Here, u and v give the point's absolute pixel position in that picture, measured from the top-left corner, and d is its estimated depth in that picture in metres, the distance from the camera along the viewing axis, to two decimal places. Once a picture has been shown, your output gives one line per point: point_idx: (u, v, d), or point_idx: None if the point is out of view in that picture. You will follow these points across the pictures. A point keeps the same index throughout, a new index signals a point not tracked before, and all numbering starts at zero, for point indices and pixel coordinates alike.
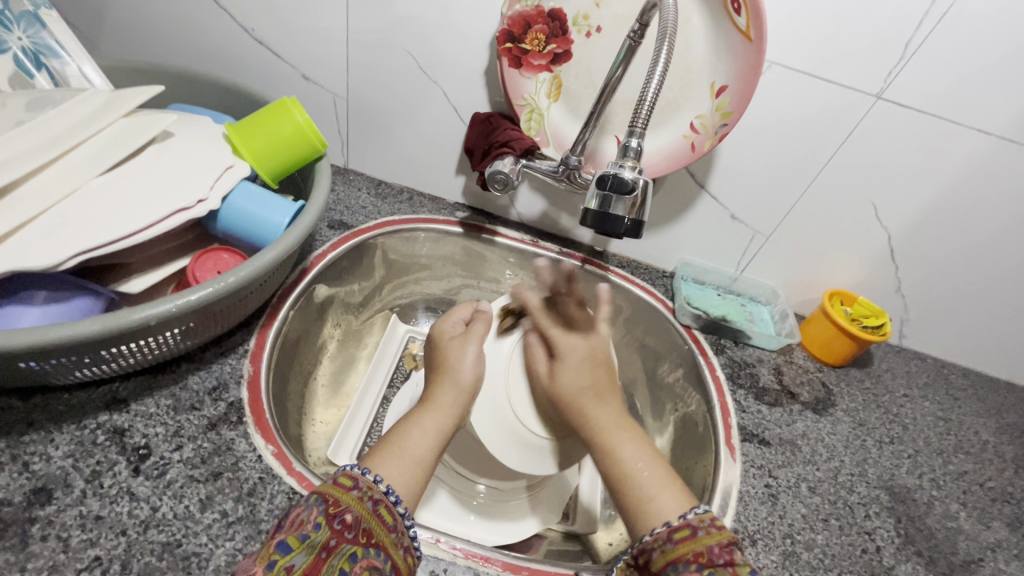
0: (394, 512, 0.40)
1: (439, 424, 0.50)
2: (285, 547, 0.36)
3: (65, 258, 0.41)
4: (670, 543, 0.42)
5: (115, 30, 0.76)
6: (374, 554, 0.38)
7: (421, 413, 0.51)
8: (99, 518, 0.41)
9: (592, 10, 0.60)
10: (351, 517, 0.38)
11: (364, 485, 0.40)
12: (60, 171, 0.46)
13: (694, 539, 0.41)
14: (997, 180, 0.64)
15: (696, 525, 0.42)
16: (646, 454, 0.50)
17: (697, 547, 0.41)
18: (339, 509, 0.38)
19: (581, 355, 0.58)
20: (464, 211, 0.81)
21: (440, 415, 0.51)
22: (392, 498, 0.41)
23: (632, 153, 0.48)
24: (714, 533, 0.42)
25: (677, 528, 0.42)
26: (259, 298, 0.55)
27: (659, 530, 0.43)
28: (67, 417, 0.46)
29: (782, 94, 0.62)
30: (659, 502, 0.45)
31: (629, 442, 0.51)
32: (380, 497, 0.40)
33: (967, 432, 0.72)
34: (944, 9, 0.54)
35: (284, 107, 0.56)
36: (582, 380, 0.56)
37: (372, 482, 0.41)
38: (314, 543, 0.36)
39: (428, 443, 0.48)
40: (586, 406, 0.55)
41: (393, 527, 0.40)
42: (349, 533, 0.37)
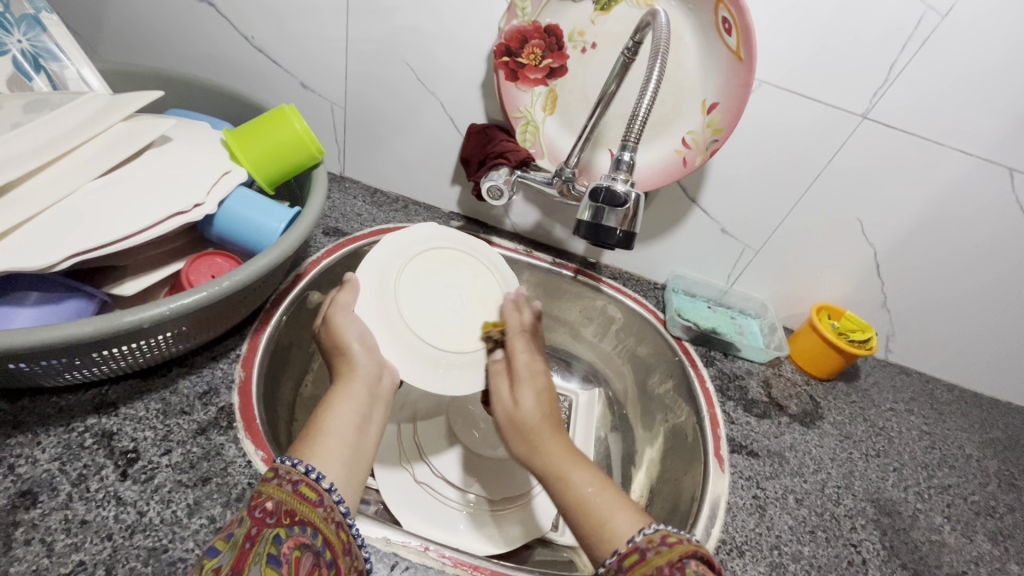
0: (318, 489, 0.40)
1: (348, 399, 0.50)
2: (210, 550, 0.35)
3: (60, 259, 0.41)
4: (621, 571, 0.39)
5: (115, 34, 0.77)
6: (301, 531, 0.37)
7: (335, 392, 0.51)
8: (84, 523, 0.41)
9: (587, 26, 0.62)
10: (270, 504, 0.38)
11: (283, 471, 0.40)
12: (57, 173, 0.46)
13: (642, 563, 0.39)
14: (977, 200, 0.66)
15: (644, 548, 0.40)
16: (600, 480, 0.48)
17: (646, 570, 0.38)
18: (259, 500, 0.38)
19: (542, 385, 0.58)
20: (458, 221, 0.82)
21: (348, 391, 0.51)
22: (314, 475, 0.41)
23: (624, 166, 0.49)
24: (664, 553, 0.39)
25: (625, 555, 0.40)
26: (251, 303, 0.55)
27: (610, 560, 0.41)
28: (55, 420, 0.46)
29: (771, 112, 0.63)
30: (614, 524, 0.43)
31: (579, 472, 0.48)
32: (300, 478, 0.40)
33: (951, 446, 0.74)
34: (926, 34, 0.56)
35: (283, 114, 0.57)
36: (543, 409, 0.55)
37: (291, 466, 0.41)
38: (237, 538, 0.36)
39: (351, 419, 0.49)
40: (542, 431, 0.53)
41: (319, 502, 0.40)
42: (269, 519, 0.37)
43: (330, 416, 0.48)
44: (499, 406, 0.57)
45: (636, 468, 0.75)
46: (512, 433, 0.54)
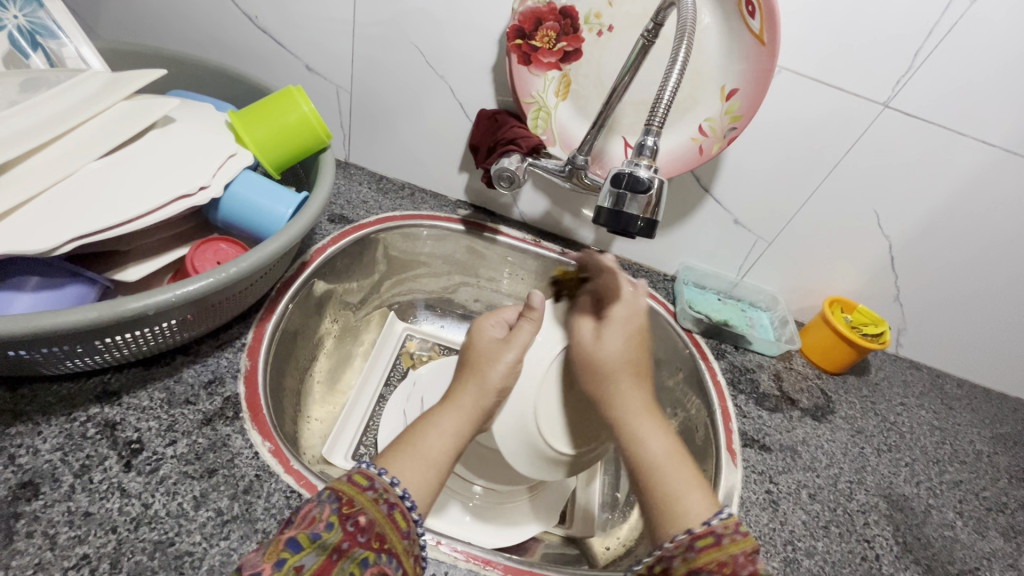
0: (408, 518, 0.39)
1: (457, 428, 0.48)
2: (295, 545, 0.34)
3: (60, 242, 0.40)
4: (692, 551, 0.39)
5: (113, 13, 0.74)
6: (386, 560, 0.36)
7: (438, 413, 0.49)
8: (87, 515, 0.40)
9: (604, 8, 0.60)
10: (365, 519, 0.37)
11: (380, 486, 0.39)
12: (56, 153, 0.44)
13: (717, 547, 0.39)
14: (997, 192, 0.65)
15: (721, 532, 0.39)
16: (672, 445, 0.48)
17: (720, 556, 0.38)
18: (353, 510, 0.37)
19: (631, 326, 0.56)
20: (466, 209, 0.80)
21: (458, 419, 0.49)
22: (408, 503, 0.40)
23: (648, 151, 0.47)
24: (739, 541, 0.39)
25: (699, 535, 0.39)
26: (257, 290, 0.54)
27: (680, 538, 0.40)
28: (56, 409, 0.45)
29: (791, 99, 0.62)
30: (688, 502, 0.43)
31: (652, 434, 0.48)
32: (396, 502, 0.39)
33: (961, 442, 0.73)
34: (954, 20, 0.54)
35: (290, 96, 0.55)
36: (627, 354, 0.54)
37: (388, 484, 0.40)
38: (326, 544, 0.35)
39: (447, 447, 0.47)
40: (618, 379, 0.52)
41: (405, 533, 0.39)
42: (362, 536, 0.36)
43: (433, 438, 0.47)
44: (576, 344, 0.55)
45: None
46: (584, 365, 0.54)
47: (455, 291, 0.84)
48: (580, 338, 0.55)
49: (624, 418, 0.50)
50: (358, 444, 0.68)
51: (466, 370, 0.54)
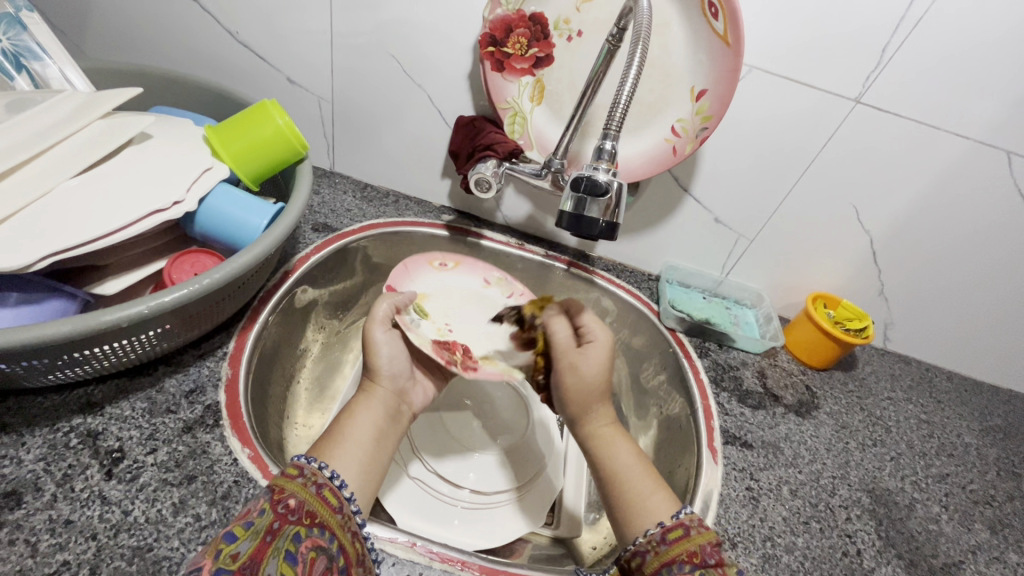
0: (339, 495, 0.41)
1: (370, 413, 0.50)
2: (230, 536, 0.35)
3: (36, 259, 0.41)
4: (664, 543, 0.43)
5: (100, 33, 0.76)
6: (319, 534, 0.38)
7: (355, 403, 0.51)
8: (68, 523, 0.41)
9: (572, 14, 0.61)
10: (295, 501, 0.38)
11: (308, 471, 0.41)
12: (36, 172, 0.46)
13: (687, 538, 0.43)
14: (974, 184, 0.64)
15: (688, 525, 0.44)
16: (639, 458, 0.51)
17: (691, 547, 0.42)
18: (283, 495, 0.38)
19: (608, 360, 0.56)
20: (450, 214, 0.81)
21: (369, 404, 0.51)
22: (338, 482, 0.41)
23: (606, 155, 0.49)
24: (705, 533, 0.44)
25: (670, 529, 0.44)
26: (236, 300, 0.55)
27: (653, 531, 0.44)
28: (39, 420, 0.46)
29: (762, 97, 0.62)
30: (649, 504, 0.47)
31: (618, 450, 0.52)
32: (324, 481, 0.41)
33: (950, 435, 0.73)
34: (919, 15, 0.55)
35: (265, 110, 0.56)
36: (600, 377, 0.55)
37: (317, 468, 0.41)
38: (258, 529, 0.36)
39: (372, 428, 0.49)
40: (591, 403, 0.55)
41: (339, 509, 0.40)
42: (292, 515, 0.37)
43: (351, 425, 0.48)
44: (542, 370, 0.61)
45: None
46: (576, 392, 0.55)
47: None
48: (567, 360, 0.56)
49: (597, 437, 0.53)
50: None
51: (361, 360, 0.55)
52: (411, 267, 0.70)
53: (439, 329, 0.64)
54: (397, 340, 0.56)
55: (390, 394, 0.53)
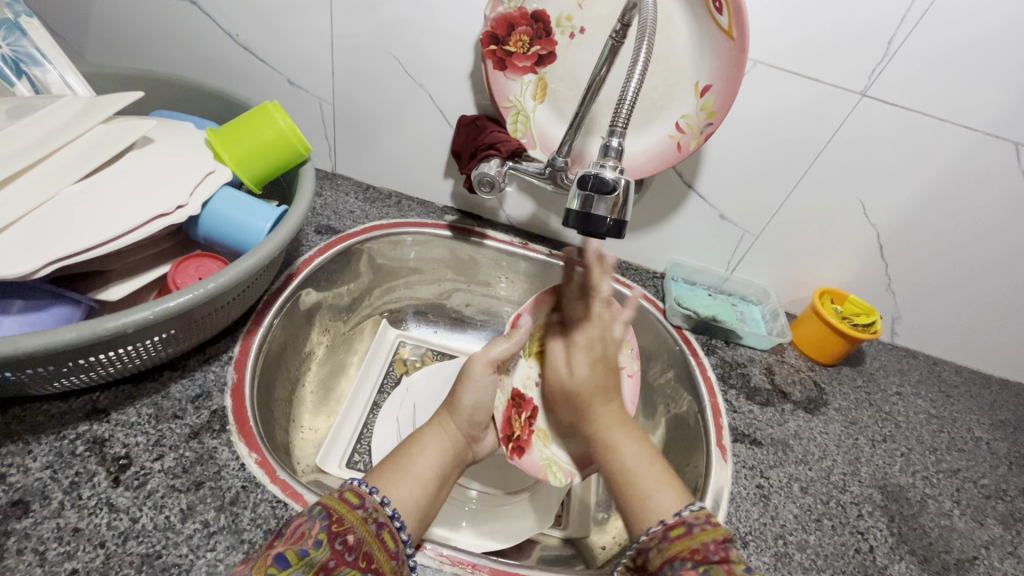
0: (397, 539, 0.41)
1: (439, 445, 0.51)
2: (283, 561, 0.35)
3: (40, 265, 0.41)
4: (665, 541, 0.42)
5: (99, 37, 0.76)
6: None
7: (424, 436, 0.51)
8: (76, 531, 0.41)
9: (575, 11, 0.60)
10: (352, 538, 0.38)
11: (370, 506, 0.40)
12: (37, 178, 0.46)
13: (689, 536, 0.42)
14: (982, 175, 0.64)
15: (691, 522, 0.42)
16: (645, 454, 0.51)
17: (693, 543, 0.41)
18: (342, 529, 0.38)
19: (602, 355, 0.61)
20: (453, 215, 0.80)
21: (439, 439, 0.51)
22: (398, 523, 0.41)
23: (613, 152, 0.48)
24: (709, 530, 0.42)
25: (671, 526, 0.43)
26: (241, 304, 0.54)
27: (653, 530, 0.43)
28: (46, 428, 0.46)
29: (767, 91, 0.62)
30: (655, 499, 0.46)
31: (624, 441, 0.52)
32: (384, 521, 0.40)
33: (960, 429, 0.72)
34: (925, 6, 0.54)
35: (267, 111, 0.56)
36: (597, 378, 0.59)
37: (378, 503, 0.41)
38: (314, 561, 0.36)
39: (436, 468, 0.49)
40: (593, 400, 0.58)
41: (393, 554, 0.40)
42: (349, 555, 0.37)
43: (418, 459, 0.48)
44: (556, 372, 0.64)
45: None
46: (563, 398, 0.61)
47: (448, 297, 0.84)
48: (558, 377, 0.64)
49: (600, 434, 0.54)
50: (350, 454, 0.68)
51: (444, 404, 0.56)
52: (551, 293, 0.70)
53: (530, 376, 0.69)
54: (492, 384, 0.57)
55: (461, 431, 0.54)
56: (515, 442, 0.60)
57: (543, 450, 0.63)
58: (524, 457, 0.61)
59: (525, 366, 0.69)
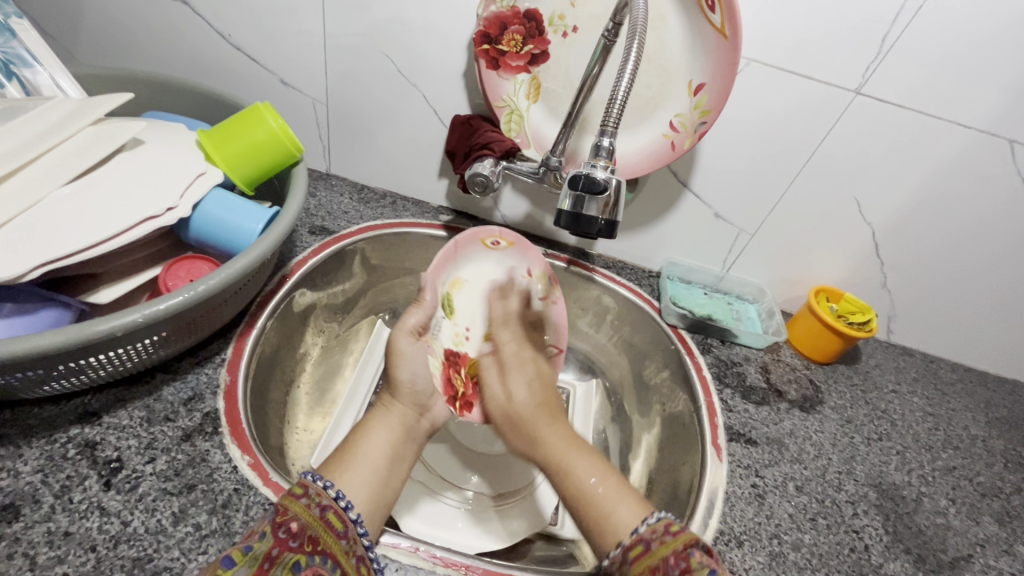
0: (344, 518, 0.41)
1: (386, 441, 0.53)
2: (229, 562, 0.34)
3: (28, 269, 0.40)
4: (626, 563, 0.43)
5: (92, 38, 0.76)
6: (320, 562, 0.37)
7: (370, 421, 0.55)
8: (67, 535, 0.40)
9: (567, 10, 0.60)
10: (296, 525, 0.38)
11: (313, 492, 0.41)
12: (27, 181, 0.45)
13: (648, 554, 0.42)
14: (977, 173, 0.64)
15: (648, 539, 0.43)
16: (599, 468, 0.53)
17: (651, 561, 0.42)
18: (285, 518, 0.38)
19: (532, 373, 0.69)
20: (448, 214, 0.80)
21: (386, 420, 0.56)
22: (343, 503, 0.42)
23: (604, 152, 0.48)
24: (668, 542, 0.42)
25: (631, 547, 0.44)
26: (233, 306, 0.54)
27: (615, 552, 0.45)
28: (36, 431, 0.46)
29: (761, 90, 0.61)
30: (616, 516, 0.47)
31: (579, 461, 0.54)
32: (329, 503, 0.41)
33: (956, 427, 0.72)
34: (918, 3, 0.54)
35: (258, 112, 0.55)
36: (536, 396, 0.66)
37: (322, 488, 0.42)
38: (258, 553, 0.35)
39: (385, 451, 0.52)
40: (539, 426, 0.61)
41: (342, 534, 0.40)
42: (293, 541, 0.37)
43: (364, 444, 0.51)
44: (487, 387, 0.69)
45: (634, 457, 0.73)
46: (512, 425, 0.63)
47: None
48: (500, 404, 0.66)
49: (552, 459, 0.56)
50: None
51: (386, 391, 0.59)
52: (462, 249, 0.67)
53: (456, 333, 0.69)
54: (419, 355, 0.63)
55: (409, 408, 0.59)
56: (460, 399, 0.67)
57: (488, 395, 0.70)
58: (472, 411, 0.67)
59: (451, 326, 0.69)
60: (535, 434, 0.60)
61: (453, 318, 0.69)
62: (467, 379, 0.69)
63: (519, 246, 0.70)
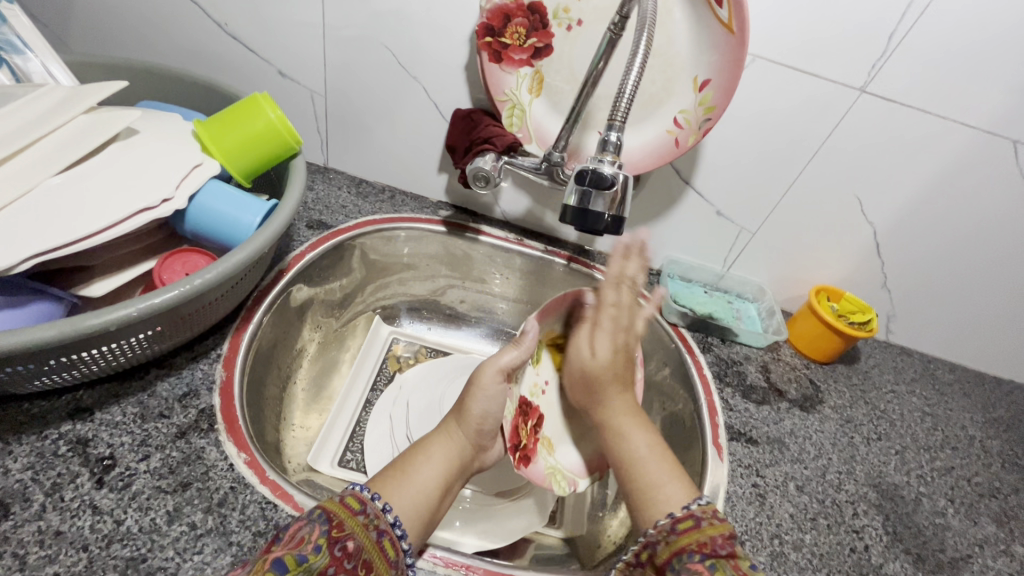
0: (397, 547, 0.41)
1: (445, 456, 0.51)
2: (282, 566, 0.34)
3: (19, 260, 0.39)
4: (674, 533, 0.42)
5: (84, 25, 0.74)
6: None
7: (428, 443, 0.52)
8: (58, 534, 0.40)
9: (572, 3, 0.59)
10: (352, 545, 0.38)
11: (371, 512, 0.40)
12: (16, 170, 0.44)
13: (697, 530, 0.42)
14: (980, 174, 0.64)
15: (700, 516, 0.43)
16: (654, 443, 0.53)
17: (700, 537, 0.41)
18: (341, 534, 0.38)
19: (626, 335, 0.62)
20: (447, 210, 0.79)
21: (447, 450, 0.52)
22: (398, 531, 0.41)
23: (611, 147, 0.47)
24: (717, 525, 0.42)
25: (680, 519, 0.43)
26: (230, 300, 0.53)
27: (663, 522, 0.44)
28: (26, 428, 0.45)
29: (766, 87, 0.61)
30: (667, 491, 0.47)
31: (633, 430, 0.55)
32: (386, 528, 0.40)
33: (954, 428, 0.72)
34: (927, 1, 0.54)
35: (257, 103, 0.54)
36: (611, 356, 0.60)
37: (379, 510, 0.41)
38: (312, 568, 0.35)
39: (438, 477, 0.49)
40: (608, 391, 0.59)
41: (393, 562, 0.40)
42: (348, 562, 0.37)
43: (423, 464, 0.49)
44: (574, 354, 0.64)
45: None
46: (580, 381, 0.62)
47: (443, 293, 0.83)
48: (580, 358, 0.63)
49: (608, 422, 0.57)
50: (343, 451, 0.68)
51: (450, 413, 0.55)
52: (564, 303, 0.67)
53: (536, 385, 0.67)
54: (502, 395, 0.56)
55: (468, 441, 0.53)
56: (521, 451, 0.59)
57: (547, 457, 0.62)
58: (529, 466, 0.59)
59: (534, 375, 0.66)
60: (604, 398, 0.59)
61: (539, 368, 0.67)
62: (532, 432, 0.62)
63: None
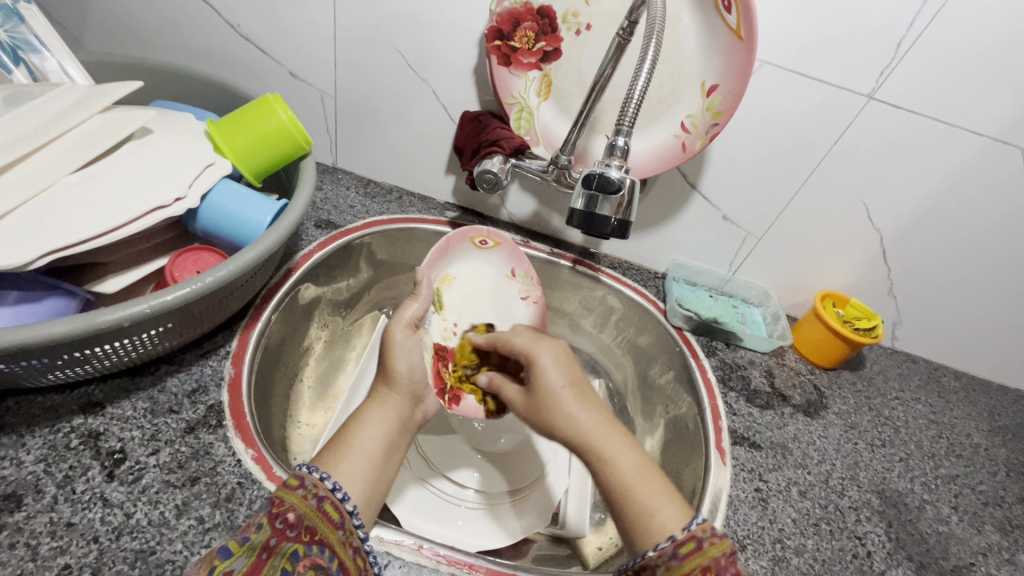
0: (341, 510, 0.40)
1: (379, 419, 0.50)
2: (225, 552, 0.34)
3: (36, 256, 0.40)
4: (676, 558, 0.40)
5: (100, 25, 0.75)
6: (317, 551, 0.37)
7: (364, 408, 0.51)
8: (69, 526, 0.40)
9: (581, 8, 0.60)
10: (294, 515, 0.37)
11: (310, 483, 0.39)
12: (36, 167, 0.45)
13: (700, 552, 0.40)
14: (987, 181, 0.63)
15: (700, 536, 0.41)
16: (642, 465, 0.47)
17: (704, 561, 0.40)
18: (282, 508, 0.37)
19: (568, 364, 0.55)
20: (454, 211, 0.80)
21: (383, 412, 0.51)
22: (340, 495, 0.40)
23: (619, 152, 0.48)
24: (719, 544, 0.41)
25: (682, 542, 0.41)
26: (240, 298, 0.54)
27: (663, 545, 0.41)
28: (40, 420, 0.45)
29: (774, 91, 0.61)
30: (661, 516, 0.44)
31: (618, 448, 0.48)
32: (326, 495, 0.39)
33: (959, 436, 0.72)
34: (936, 8, 0.54)
35: (268, 104, 0.55)
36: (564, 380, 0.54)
37: (319, 480, 0.40)
38: (254, 545, 0.35)
39: (380, 438, 0.48)
40: (572, 407, 0.51)
41: (340, 524, 0.39)
42: (291, 531, 0.36)
43: (361, 432, 0.47)
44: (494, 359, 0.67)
45: None
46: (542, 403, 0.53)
47: None
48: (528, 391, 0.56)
49: (580, 429, 0.50)
50: None
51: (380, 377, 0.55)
52: (451, 247, 0.70)
53: (446, 329, 0.69)
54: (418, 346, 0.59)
55: (403, 400, 0.53)
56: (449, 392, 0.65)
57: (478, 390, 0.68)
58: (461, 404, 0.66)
59: (440, 320, 0.69)
60: (563, 413, 0.51)
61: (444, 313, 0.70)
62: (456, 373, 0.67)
63: (504, 248, 0.72)
